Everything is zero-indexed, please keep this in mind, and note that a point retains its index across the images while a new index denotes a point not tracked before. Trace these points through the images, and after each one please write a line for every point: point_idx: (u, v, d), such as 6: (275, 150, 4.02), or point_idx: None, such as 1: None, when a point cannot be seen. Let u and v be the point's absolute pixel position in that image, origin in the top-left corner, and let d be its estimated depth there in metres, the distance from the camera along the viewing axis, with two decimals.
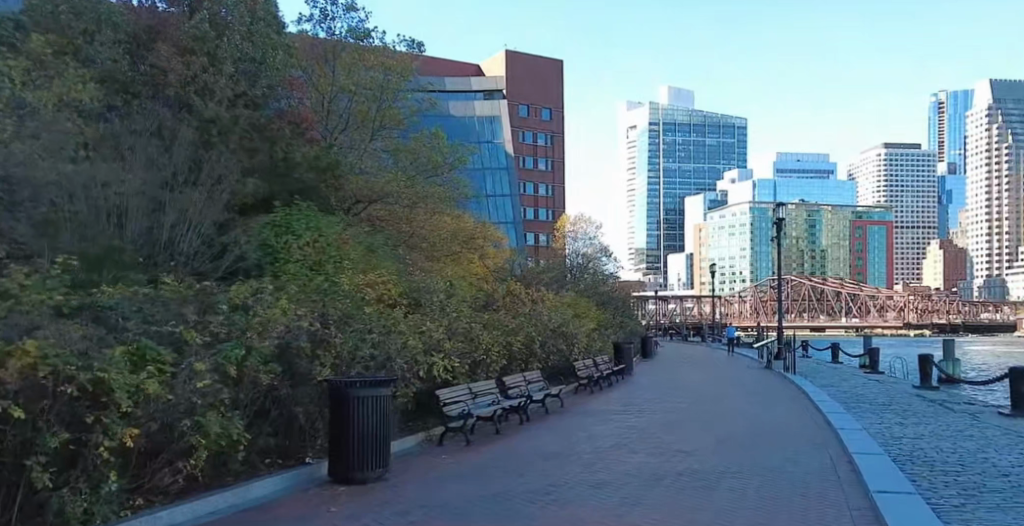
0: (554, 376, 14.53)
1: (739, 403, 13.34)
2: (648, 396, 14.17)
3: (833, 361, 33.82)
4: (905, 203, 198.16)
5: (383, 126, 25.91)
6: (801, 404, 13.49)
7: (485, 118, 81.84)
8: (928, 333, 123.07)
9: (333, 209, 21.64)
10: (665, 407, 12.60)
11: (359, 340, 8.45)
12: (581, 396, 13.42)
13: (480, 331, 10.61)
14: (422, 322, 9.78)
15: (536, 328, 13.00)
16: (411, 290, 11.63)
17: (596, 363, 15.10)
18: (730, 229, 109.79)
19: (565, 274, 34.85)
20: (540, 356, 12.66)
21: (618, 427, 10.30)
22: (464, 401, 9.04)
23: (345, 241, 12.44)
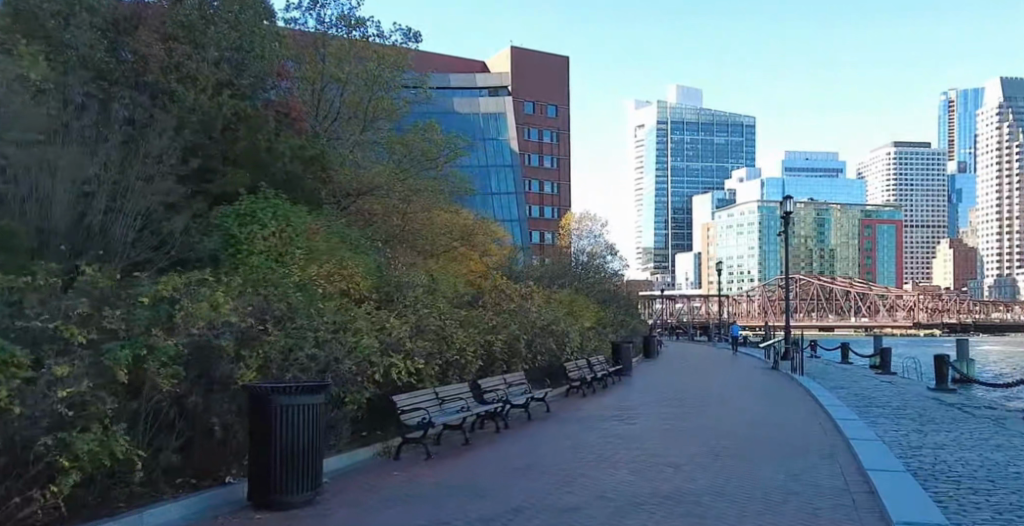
0: (542, 378, 13.66)
1: (738, 407, 12.44)
2: (644, 400, 13.33)
3: (843, 361, 32.84)
4: (915, 201, 196.45)
5: (376, 117, 25.02)
6: (806, 408, 12.60)
7: (490, 115, 80.83)
8: (939, 332, 121.65)
9: (321, 202, 20.73)
10: (657, 413, 11.70)
11: (298, 340, 7.63)
12: (568, 399, 12.56)
13: (451, 329, 9.77)
14: (384, 320, 8.94)
15: (521, 325, 12.15)
16: (381, 285, 10.78)
17: (589, 364, 14.25)
18: (738, 228, 108.54)
19: (566, 272, 33.89)
20: (523, 355, 11.81)
21: (603, 435, 9.41)
22: (427, 408, 8.26)
23: (315, 234, 11.61)
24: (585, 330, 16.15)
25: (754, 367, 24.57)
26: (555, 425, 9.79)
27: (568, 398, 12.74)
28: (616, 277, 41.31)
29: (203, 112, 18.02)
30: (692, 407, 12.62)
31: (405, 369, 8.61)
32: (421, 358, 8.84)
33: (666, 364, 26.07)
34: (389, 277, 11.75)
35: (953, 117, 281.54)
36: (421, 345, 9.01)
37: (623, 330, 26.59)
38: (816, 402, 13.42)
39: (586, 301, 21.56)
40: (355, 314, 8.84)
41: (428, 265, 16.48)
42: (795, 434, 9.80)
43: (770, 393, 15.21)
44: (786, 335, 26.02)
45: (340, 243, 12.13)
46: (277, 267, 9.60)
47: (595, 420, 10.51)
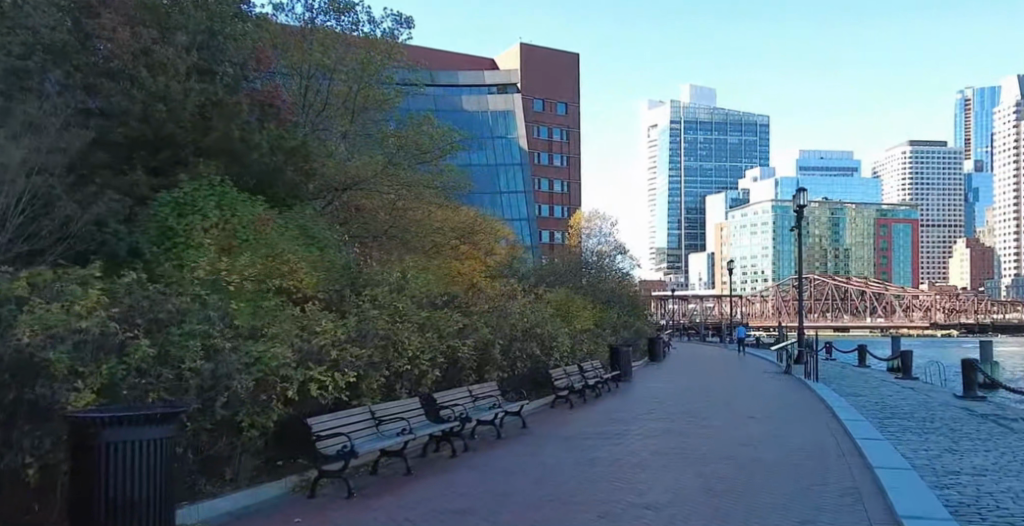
0: (526, 385, 12.49)
1: (734, 420, 11.25)
2: (638, 410, 12.25)
3: (861, 364, 31.29)
4: (931, 200, 193.68)
5: (367, 107, 23.53)
6: (816, 422, 11.37)
7: (499, 113, 79.63)
8: (957, 333, 119.47)
9: (303, 198, 19.48)
10: (648, 425, 10.51)
11: (179, 340, 6.72)
12: (550, 410, 11.38)
13: (400, 334, 8.75)
14: (311, 326, 8.00)
15: (496, 329, 11.02)
16: (331, 283, 9.77)
17: (581, 369, 13.15)
18: (752, 228, 106.83)
19: (570, 272, 32.48)
20: (492, 363, 10.75)
21: (574, 456, 8.25)
22: (350, 434, 7.23)
23: (269, 222, 10.53)
24: (577, 331, 14.89)
25: (765, 371, 23.20)
26: (525, 445, 8.59)
27: (555, 409, 11.53)
28: (623, 276, 39.86)
29: (174, 99, 16.76)
30: (688, 418, 11.42)
31: (333, 385, 7.66)
32: (353, 371, 7.86)
33: (674, 368, 24.72)
34: (347, 274, 10.70)
35: (969, 115, 277.74)
36: (359, 353, 8.01)
37: (625, 332, 25.24)
38: (832, 414, 12.13)
39: (584, 302, 20.25)
40: (279, 318, 7.88)
41: (411, 260, 15.22)
42: (789, 456, 8.66)
43: (777, 402, 13.98)
44: (799, 337, 24.58)
45: (298, 237, 11.03)
46: (204, 258, 8.59)
47: (576, 436, 9.31)
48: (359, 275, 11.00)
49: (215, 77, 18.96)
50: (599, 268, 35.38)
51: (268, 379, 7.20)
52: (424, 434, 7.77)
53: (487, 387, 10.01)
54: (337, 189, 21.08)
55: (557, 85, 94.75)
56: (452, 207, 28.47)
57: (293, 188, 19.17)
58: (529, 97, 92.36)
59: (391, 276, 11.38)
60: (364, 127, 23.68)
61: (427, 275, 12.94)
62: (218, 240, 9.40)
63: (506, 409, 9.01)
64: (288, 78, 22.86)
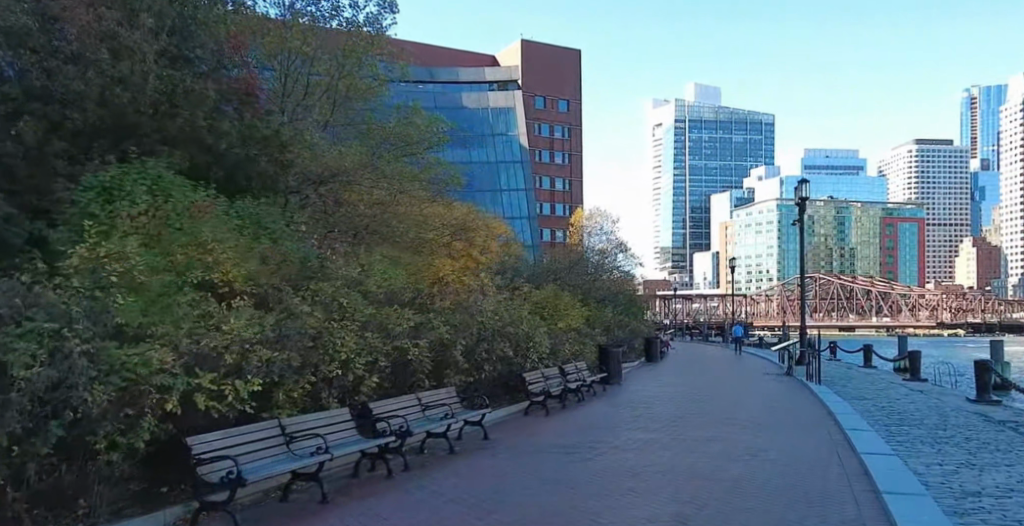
0: (498, 387, 11.64)
1: (710, 427, 10.52)
2: (614, 413, 11.48)
3: (868, 364, 30.23)
4: (938, 199, 192.08)
5: (349, 98, 22.44)
6: (802, 429, 10.59)
7: (500, 110, 78.64)
8: (964, 333, 118.08)
9: (279, 192, 18.62)
10: (627, 435, 9.57)
11: (9, 339, 5.74)
12: (521, 417, 10.53)
13: (330, 335, 8.22)
14: (208, 322, 7.50)
15: (460, 329, 10.33)
16: (262, 279, 9.18)
17: (561, 372, 12.23)
18: (757, 227, 105.57)
19: (566, 270, 31.46)
20: (453, 367, 10.12)
21: (529, 476, 7.42)
22: (239, 458, 6.65)
23: (209, 207, 9.92)
24: (559, 331, 13.95)
25: (766, 372, 22.20)
26: (483, 470, 7.61)
27: (528, 417, 10.64)
28: (623, 274, 38.77)
29: (133, 83, 15.79)
30: (665, 424, 10.69)
31: (232, 395, 7.07)
32: (258, 378, 7.19)
33: (670, 370, 23.71)
34: (290, 270, 10.07)
35: (977, 113, 274.77)
36: (267, 356, 7.37)
37: (620, 332, 24.15)
38: (834, 422, 11.21)
39: (573, 300, 19.29)
40: (176, 316, 7.31)
41: (384, 254, 14.26)
42: (776, 474, 7.74)
43: (769, 407, 13.11)
44: (801, 336, 23.47)
45: (241, 226, 10.37)
46: (112, 242, 7.83)
47: (539, 450, 8.43)
48: (308, 271, 10.42)
49: (189, 63, 18.07)
50: (599, 267, 34.30)
51: (140, 391, 6.56)
52: (340, 454, 7.16)
53: (440, 393, 9.39)
54: (321, 182, 20.08)
55: (558, 83, 93.65)
56: (443, 203, 27.36)
57: (268, 181, 18.27)
58: (530, 94, 91.32)
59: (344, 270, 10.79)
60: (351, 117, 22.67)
61: (395, 268, 12.16)
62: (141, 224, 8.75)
63: (455, 420, 8.41)
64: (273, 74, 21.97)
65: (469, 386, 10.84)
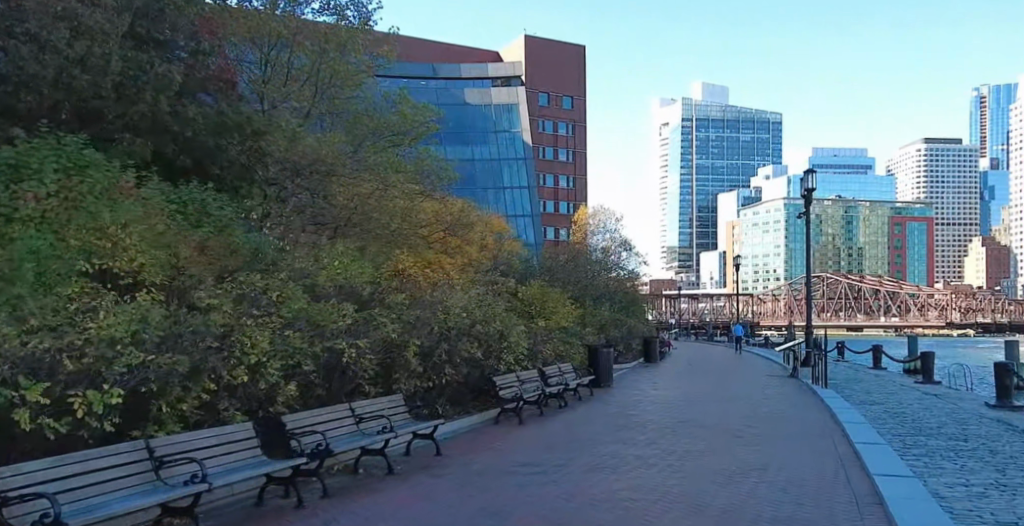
0: (465, 392, 10.73)
1: (696, 439, 9.45)
2: (590, 419, 10.51)
3: (876, 365, 29.15)
4: (947, 198, 190.49)
5: (333, 86, 21.08)
6: (794, 440, 9.56)
7: (502, 107, 77.52)
8: (974, 333, 116.54)
9: (253, 183, 17.58)
10: (601, 447, 8.56)
11: None
12: (483, 427, 9.59)
13: (243, 332, 7.36)
14: (58, 322, 6.35)
15: (416, 328, 9.51)
16: (182, 268, 8.30)
17: (537, 377, 11.28)
18: (764, 226, 104.23)
19: (566, 267, 30.42)
20: (405, 371, 9.27)
21: (472, 502, 6.45)
22: (76, 493, 5.65)
23: (134, 188, 9.06)
24: (539, 329, 13.00)
25: (768, 374, 21.15)
26: (418, 500, 6.50)
27: (494, 426, 9.65)
28: (625, 272, 37.66)
29: (93, 65, 14.65)
30: (646, 434, 9.67)
31: (86, 409, 5.99)
32: (118, 387, 6.08)
33: (669, 372, 22.67)
34: (227, 262, 9.22)
35: (985, 111, 272.31)
36: (140, 356, 6.25)
37: (615, 333, 22.99)
38: (842, 433, 10.14)
39: (563, 297, 18.25)
40: (30, 310, 6.27)
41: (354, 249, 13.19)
42: (766, 500, 6.65)
43: (763, 414, 12.13)
44: (807, 337, 22.30)
45: (174, 211, 9.44)
46: None
47: (494, 468, 7.47)
48: (256, 263, 9.56)
49: (165, 47, 17.10)
50: (600, 264, 33.23)
51: None
52: (220, 483, 6.24)
53: (384, 402, 8.51)
54: (302, 174, 18.90)
55: (563, 78, 92.61)
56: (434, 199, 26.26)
57: (240, 171, 17.18)
58: (534, 91, 90.21)
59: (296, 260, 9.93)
60: (346, 103, 21.54)
61: (359, 262, 11.22)
62: (44, 203, 7.90)
63: (392, 435, 7.53)
64: (256, 64, 20.94)
65: (428, 393, 9.96)
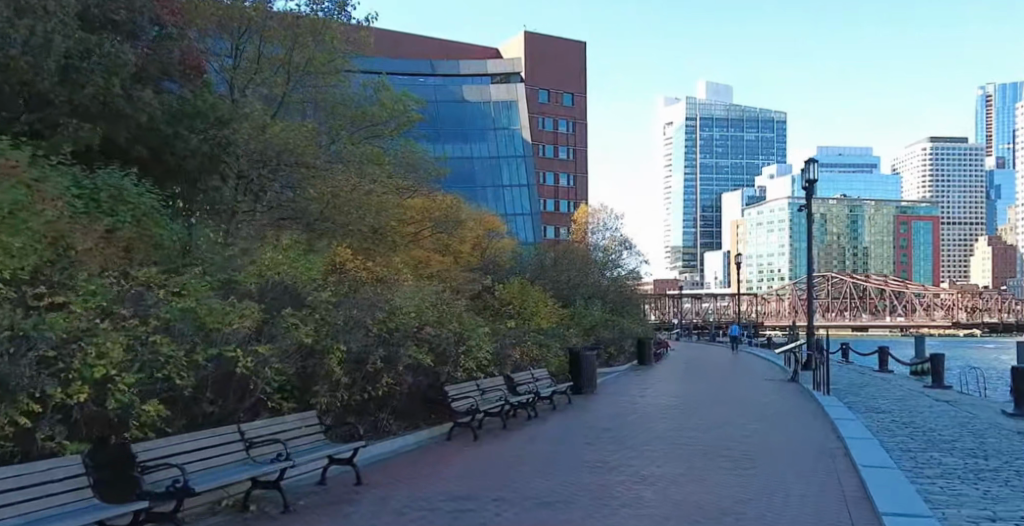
0: (411, 405, 9.81)
1: (670, 459, 8.35)
2: (558, 435, 9.46)
3: (882, 367, 28.00)
4: (953, 197, 188.89)
5: (309, 74, 19.90)
6: (781, 462, 8.46)
7: (502, 104, 76.41)
8: (981, 333, 115.14)
9: (226, 171, 16.15)
10: (558, 475, 7.45)
11: None
12: (418, 450, 8.55)
13: (89, 345, 6.35)
14: None
15: (344, 332, 8.67)
16: (54, 266, 7.29)
17: (500, 388, 10.52)
18: (768, 225, 102.81)
19: (559, 266, 29.33)
20: (324, 380, 8.32)
21: None
22: None
23: (17, 168, 7.95)
24: (501, 330, 12.23)
25: (767, 378, 20.04)
26: None
27: (443, 447, 8.58)
28: (623, 271, 36.52)
29: (34, 45, 13.33)
30: (615, 454, 8.55)
31: None
32: None
33: (662, 374, 21.62)
34: (135, 254, 8.68)
35: (991, 110, 270.31)
36: None
37: (605, 335, 21.91)
38: (842, 453, 9.02)
39: (544, 300, 17.18)
40: None
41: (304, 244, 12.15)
42: None
43: (749, 426, 11.15)
44: (809, 337, 21.13)
45: (78, 200, 8.63)
46: None
47: (426, 509, 6.37)
48: (179, 257, 9.08)
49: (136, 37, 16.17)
50: (594, 263, 32.11)
51: None
52: None
53: (284, 427, 7.57)
54: (271, 164, 17.55)
55: (563, 75, 91.37)
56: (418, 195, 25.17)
57: (211, 159, 15.78)
58: (534, 88, 89.16)
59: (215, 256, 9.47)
60: (322, 92, 20.42)
61: (301, 259, 10.25)
62: None
63: (288, 466, 6.60)
64: (227, 50, 19.73)
65: (360, 406, 9.04)
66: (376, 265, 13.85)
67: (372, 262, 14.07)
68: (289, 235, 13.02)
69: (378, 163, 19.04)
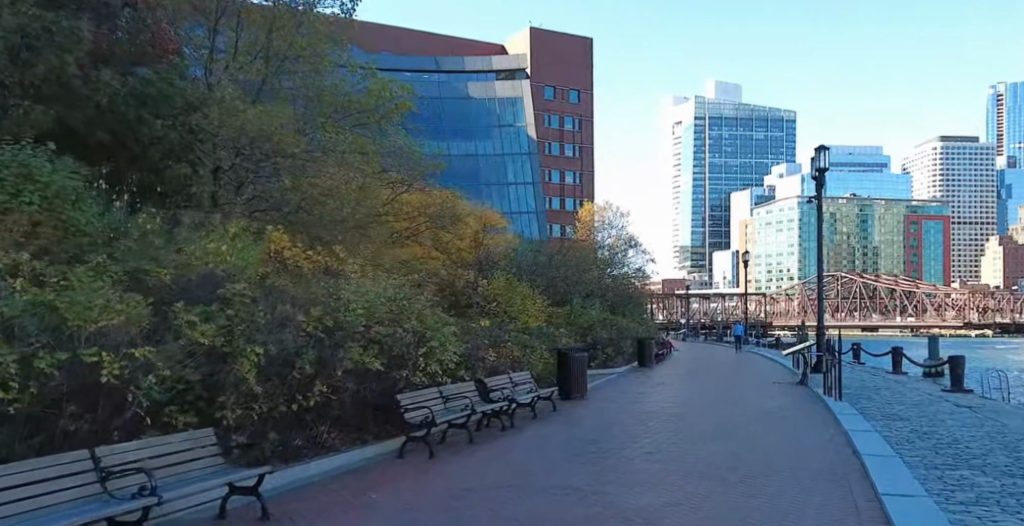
0: (350, 409, 9.23)
1: (655, 485, 7.26)
2: (532, 456, 8.46)
3: (896, 369, 26.73)
4: (964, 197, 186.83)
5: (289, 58, 18.77)
6: (787, 489, 7.27)
7: (507, 101, 75.38)
8: (993, 333, 113.36)
9: (190, 157, 15.27)
10: (525, 512, 6.42)
11: None
12: (351, 486, 7.46)
13: None
14: None
15: (263, 332, 8.15)
16: None
17: (466, 398, 10.30)
18: (777, 224, 101.24)
19: (557, 265, 28.25)
20: (231, 388, 7.79)
21: None
22: None
23: None
24: (466, 333, 11.69)
25: (773, 380, 18.91)
26: None
27: (392, 480, 7.60)
28: (626, 269, 35.33)
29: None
30: (592, 484, 7.36)
31: None
32: None
33: (662, 376, 20.59)
34: (38, 237, 8.72)
35: (1003, 110, 267.82)
36: None
37: (601, 334, 20.85)
38: (860, 474, 7.81)
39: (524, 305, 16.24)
40: None
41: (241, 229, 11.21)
42: None
43: (734, 434, 10.33)
44: (819, 337, 19.93)
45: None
46: None
47: None
48: (102, 244, 9.20)
49: (110, 17, 14.86)
50: (593, 261, 31.00)
51: None
52: None
53: (162, 448, 6.78)
54: (246, 154, 16.44)
55: (569, 72, 90.22)
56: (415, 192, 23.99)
57: (180, 146, 14.99)
58: (539, 85, 87.92)
59: (109, 231, 9.63)
60: (307, 78, 19.14)
61: (238, 253, 9.89)
62: None
63: (151, 503, 5.94)
64: (204, 34, 18.85)
65: (283, 414, 8.42)
66: (310, 253, 12.74)
67: (333, 254, 13.23)
68: (246, 228, 12.08)
69: (360, 154, 17.81)
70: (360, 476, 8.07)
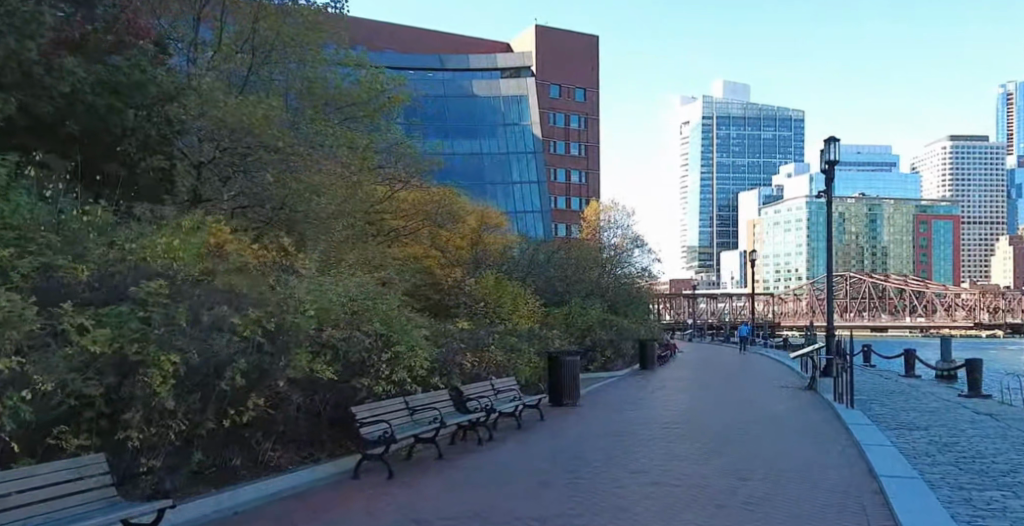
0: (298, 423, 8.95)
1: (649, 512, 6.65)
2: (512, 477, 7.87)
3: (907, 371, 25.94)
4: (974, 196, 185.19)
5: (276, 48, 17.92)
6: (794, 519, 6.45)
7: (511, 99, 74.63)
8: (1004, 333, 112.12)
9: (164, 150, 14.51)
10: None
11: None
12: (289, 517, 6.88)
13: None
14: None
15: (183, 337, 7.44)
16: None
17: (437, 410, 9.94)
18: (785, 224, 100.10)
19: (555, 266, 27.61)
20: (138, 402, 7.11)
21: None
22: None
23: None
24: (439, 342, 11.22)
25: (781, 384, 18.16)
26: None
27: (345, 508, 7.11)
28: (630, 268, 34.53)
29: None
30: (571, 521, 6.49)
31: None
32: None
33: (664, 380, 19.84)
34: None
35: (1013, 109, 265.72)
36: None
37: (600, 336, 20.18)
38: (878, 501, 6.92)
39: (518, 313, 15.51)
40: None
41: (195, 227, 10.28)
42: None
43: (720, 444, 9.75)
44: (829, 340, 19.14)
45: None
46: None
47: None
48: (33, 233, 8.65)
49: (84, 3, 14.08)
50: (595, 262, 30.26)
51: None
52: None
53: (30, 482, 6.05)
54: (228, 146, 14.96)
55: (574, 70, 89.43)
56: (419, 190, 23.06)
57: (157, 138, 14.39)
58: (544, 83, 87.09)
59: (46, 226, 9.05)
60: (296, 67, 18.41)
61: (181, 246, 9.28)
62: None
63: None
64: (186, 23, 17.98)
65: (213, 432, 8.10)
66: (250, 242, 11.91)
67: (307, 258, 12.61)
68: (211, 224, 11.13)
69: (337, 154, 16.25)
70: (314, 504, 7.27)
